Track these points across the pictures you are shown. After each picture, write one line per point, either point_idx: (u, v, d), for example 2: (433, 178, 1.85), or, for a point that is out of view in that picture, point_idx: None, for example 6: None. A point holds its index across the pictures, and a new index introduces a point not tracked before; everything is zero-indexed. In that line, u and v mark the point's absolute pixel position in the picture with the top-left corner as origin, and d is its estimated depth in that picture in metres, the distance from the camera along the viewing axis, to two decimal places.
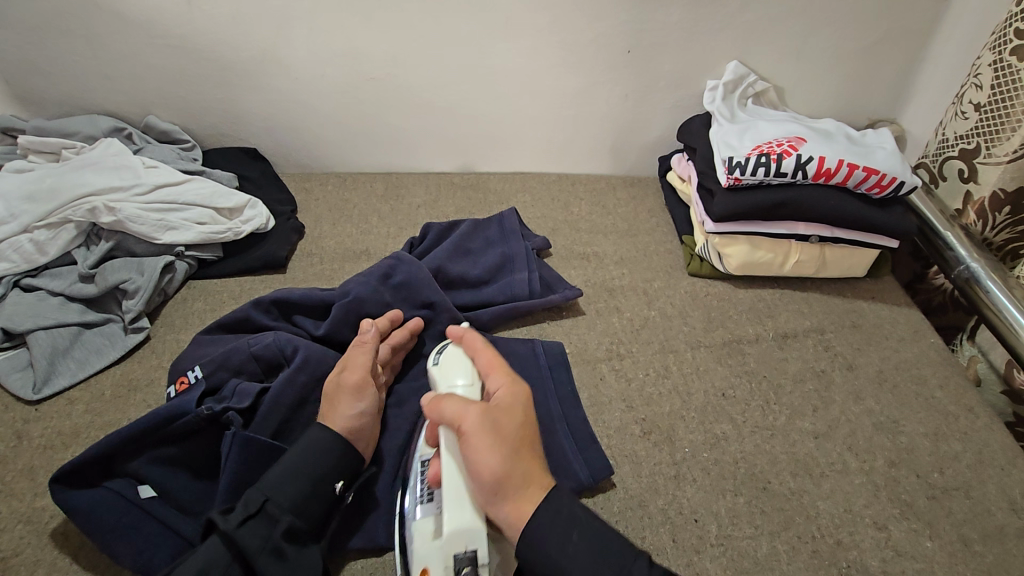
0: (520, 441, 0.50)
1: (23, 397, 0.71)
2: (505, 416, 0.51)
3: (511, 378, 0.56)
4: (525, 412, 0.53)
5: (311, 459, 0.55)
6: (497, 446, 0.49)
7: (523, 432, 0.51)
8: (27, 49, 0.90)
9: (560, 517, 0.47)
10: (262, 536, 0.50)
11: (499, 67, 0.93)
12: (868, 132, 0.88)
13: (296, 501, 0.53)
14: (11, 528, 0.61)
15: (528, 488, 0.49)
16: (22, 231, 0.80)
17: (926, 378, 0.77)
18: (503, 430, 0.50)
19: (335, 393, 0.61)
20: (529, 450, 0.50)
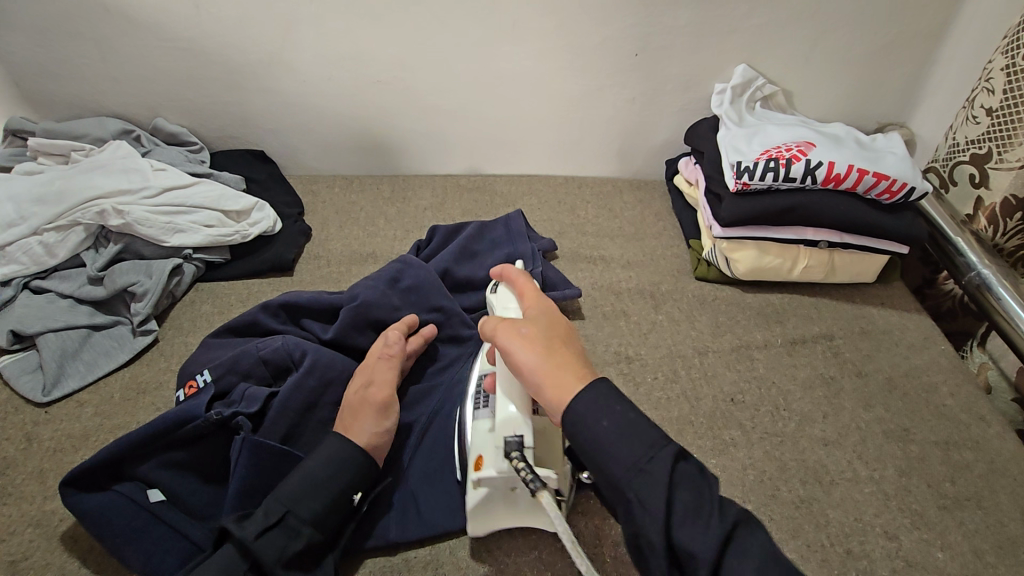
0: (552, 339, 0.52)
1: (32, 400, 0.72)
2: (538, 323, 0.54)
3: (543, 298, 0.59)
4: (558, 323, 0.55)
5: (332, 470, 0.55)
6: (532, 344, 0.52)
7: (558, 335, 0.53)
8: (37, 52, 0.91)
9: (598, 394, 0.47)
10: (281, 548, 0.51)
11: (506, 70, 0.93)
12: (878, 137, 0.88)
13: (316, 513, 0.53)
14: (21, 531, 0.61)
15: (569, 375, 0.50)
16: (31, 234, 0.80)
17: (937, 385, 0.77)
18: (537, 332, 0.53)
19: (358, 407, 0.61)
20: (566, 347, 0.52)
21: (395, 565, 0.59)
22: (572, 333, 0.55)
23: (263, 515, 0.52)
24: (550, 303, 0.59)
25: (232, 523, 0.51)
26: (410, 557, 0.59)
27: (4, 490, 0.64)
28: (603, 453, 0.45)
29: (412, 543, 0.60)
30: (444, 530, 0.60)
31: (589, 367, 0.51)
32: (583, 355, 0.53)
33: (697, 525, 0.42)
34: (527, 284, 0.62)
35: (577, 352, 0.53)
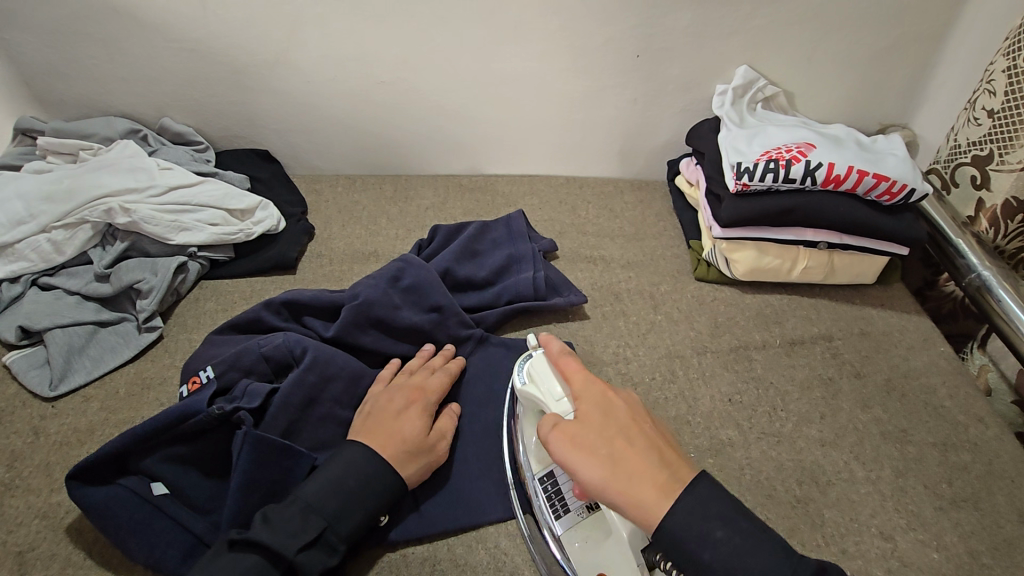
0: (612, 448, 0.51)
1: (40, 394, 0.73)
2: (596, 426, 0.52)
3: (596, 382, 0.56)
4: (619, 416, 0.53)
5: (372, 492, 0.56)
6: (597, 457, 0.50)
7: (621, 437, 0.51)
8: (46, 53, 0.92)
9: (710, 506, 0.46)
10: (323, 565, 0.53)
11: (509, 70, 0.94)
12: (879, 138, 0.88)
13: (354, 532, 0.55)
14: (28, 522, 0.62)
15: (641, 488, 0.48)
16: (40, 231, 0.81)
17: (936, 387, 0.77)
18: (598, 441, 0.51)
19: (422, 450, 0.61)
20: (630, 452, 0.50)
21: (393, 561, 0.59)
22: (639, 424, 0.53)
23: (302, 529, 0.53)
24: (604, 387, 0.56)
25: (269, 535, 0.51)
26: (407, 553, 0.60)
27: (11, 482, 0.65)
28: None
29: (410, 541, 0.61)
30: (443, 528, 0.61)
31: (666, 466, 0.49)
32: (658, 451, 0.51)
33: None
34: (573, 364, 0.59)
35: (648, 451, 0.50)
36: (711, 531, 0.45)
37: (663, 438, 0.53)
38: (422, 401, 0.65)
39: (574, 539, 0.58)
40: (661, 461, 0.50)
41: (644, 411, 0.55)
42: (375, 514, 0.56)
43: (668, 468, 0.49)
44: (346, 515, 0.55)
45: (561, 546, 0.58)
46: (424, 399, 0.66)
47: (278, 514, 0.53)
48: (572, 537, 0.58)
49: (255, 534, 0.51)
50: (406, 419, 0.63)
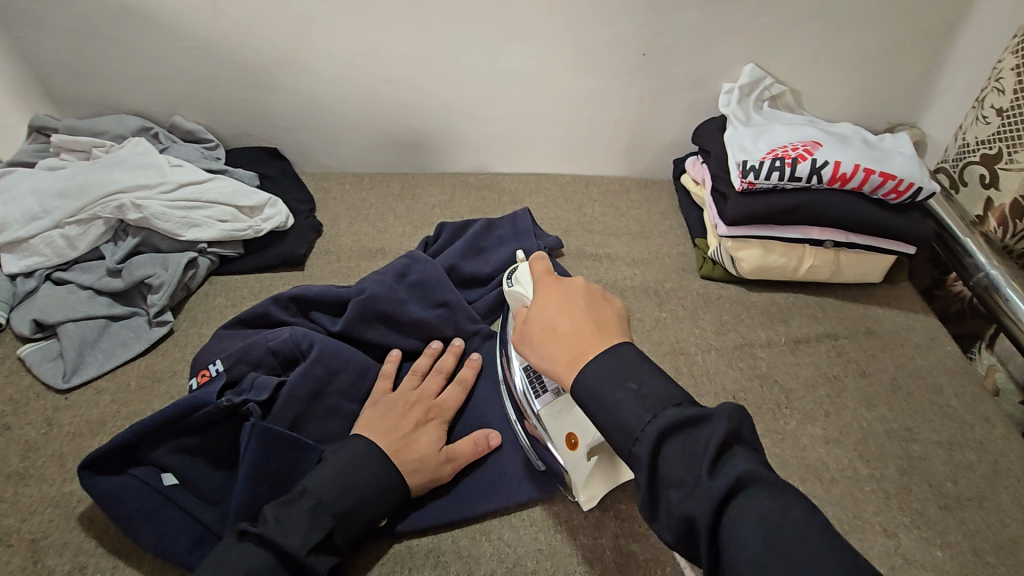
0: (542, 329, 0.53)
1: (54, 386, 0.74)
2: (529, 319, 0.55)
3: (544, 279, 0.58)
4: (551, 304, 0.54)
5: (380, 494, 0.57)
6: (530, 348, 0.53)
7: (546, 322, 0.53)
8: (60, 52, 0.94)
9: (618, 365, 0.46)
10: (327, 564, 0.53)
11: (515, 68, 0.94)
12: (886, 136, 0.87)
13: (359, 531, 0.55)
14: (42, 511, 0.64)
15: (556, 361, 0.50)
16: (54, 226, 0.83)
17: (942, 387, 0.76)
18: (530, 330, 0.54)
19: (438, 466, 0.62)
20: (556, 331, 0.51)
21: (399, 552, 0.60)
22: (569, 306, 0.53)
23: (306, 529, 0.52)
24: (550, 281, 0.57)
25: (279, 534, 0.51)
26: (412, 545, 0.61)
27: (25, 471, 0.67)
28: (619, 425, 0.44)
29: (415, 532, 0.61)
30: (448, 520, 0.61)
31: (583, 342, 0.49)
32: (579, 328, 0.50)
33: (692, 480, 0.40)
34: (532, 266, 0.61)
35: (569, 330, 0.51)
36: (613, 387, 0.45)
37: (604, 317, 0.52)
38: (439, 418, 0.66)
39: (551, 411, 0.63)
40: (581, 336, 0.50)
41: (589, 292, 0.54)
42: (379, 515, 0.56)
43: (589, 341, 0.49)
44: (356, 516, 0.55)
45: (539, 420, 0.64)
46: (442, 417, 0.66)
47: (286, 514, 0.53)
48: (549, 411, 0.63)
49: (264, 534, 0.51)
50: (422, 430, 0.63)
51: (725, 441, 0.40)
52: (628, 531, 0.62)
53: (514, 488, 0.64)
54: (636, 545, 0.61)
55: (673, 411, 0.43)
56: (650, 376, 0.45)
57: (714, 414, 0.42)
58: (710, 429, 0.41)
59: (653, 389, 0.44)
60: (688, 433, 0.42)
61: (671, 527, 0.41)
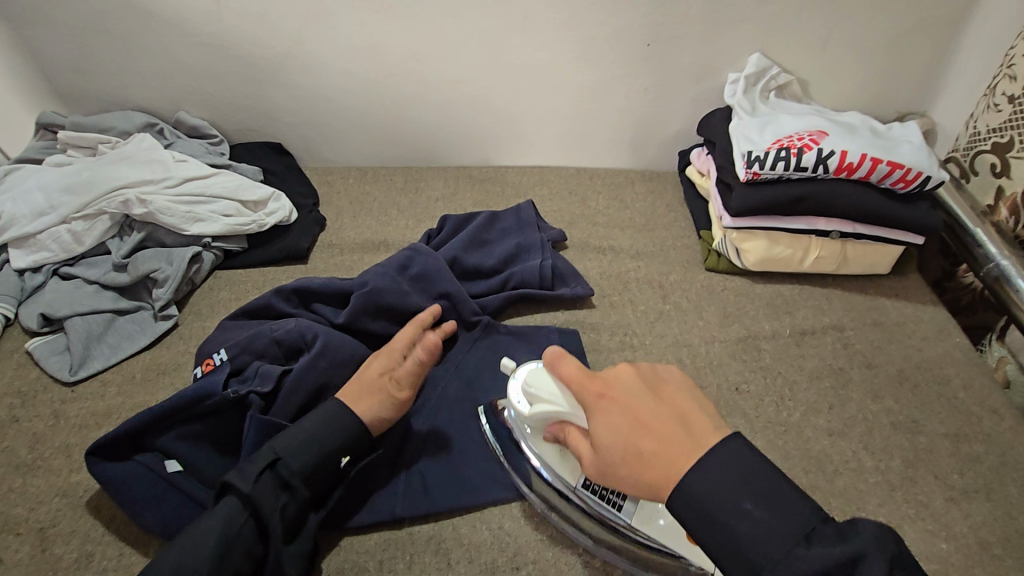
0: (621, 453, 0.49)
1: (60, 378, 0.75)
2: (599, 443, 0.50)
3: (583, 383, 0.53)
4: (617, 420, 0.50)
5: (326, 429, 0.59)
6: (617, 478, 0.49)
7: (627, 446, 0.49)
8: (66, 50, 0.94)
9: (734, 480, 0.44)
10: (279, 500, 0.55)
11: (521, 61, 0.94)
12: (894, 125, 0.86)
13: (305, 467, 0.56)
14: (48, 501, 0.64)
15: (652, 484, 0.47)
16: (60, 222, 0.84)
17: (950, 378, 0.75)
18: (606, 454, 0.50)
19: (383, 387, 0.64)
20: (638, 452, 0.48)
21: (400, 539, 0.60)
22: (639, 419, 0.49)
23: (254, 465, 0.56)
24: (593, 383, 0.53)
25: (232, 474, 0.55)
26: (413, 532, 0.61)
27: (33, 462, 0.68)
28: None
29: (415, 518, 0.61)
30: (447, 506, 0.61)
31: (680, 458, 0.46)
32: (668, 445, 0.47)
33: None
34: (560, 369, 0.55)
35: (654, 451, 0.47)
36: (738, 519, 0.43)
37: (673, 418, 0.49)
38: (385, 351, 0.68)
39: (643, 523, 0.57)
40: (669, 455, 0.46)
41: (644, 389, 0.51)
42: (330, 454, 0.58)
43: (679, 458, 0.46)
44: (297, 452, 0.57)
45: (640, 532, 0.57)
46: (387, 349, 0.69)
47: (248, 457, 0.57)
48: (644, 518, 0.57)
49: (223, 478, 0.55)
50: (369, 366, 0.66)
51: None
52: None
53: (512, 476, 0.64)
54: None
55: (816, 553, 0.40)
56: (769, 489, 0.43)
57: (864, 550, 0.39)
58: (864, 566, 0.39)
59: (777, 515, 0.42)
60: None
61: None
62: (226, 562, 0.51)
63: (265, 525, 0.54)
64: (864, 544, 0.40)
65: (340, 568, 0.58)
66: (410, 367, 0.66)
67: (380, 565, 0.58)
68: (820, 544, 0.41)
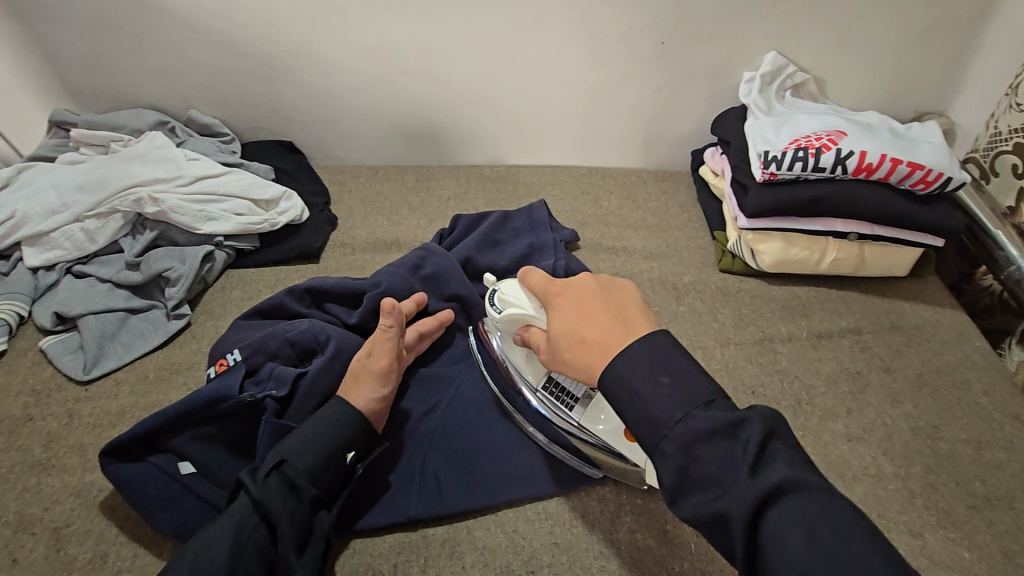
0: (564, 338, 0.51)
1: (74, 377, 0.75)
2: (551, 333, 0.52)
3: (545, 283, 0.56)
4: (566, 312, 0.52)
5: (331, 425, 0.59)
6: (561, 363, 0.51)
7: (572, 334, 0.50)
8: (78, 48, 0.94)
9: (647, 355, 0.45)
10: (286, 500, 0.54)
11: (533, 58, 0.93)
12: (914, 124, 0.84)
13: (311, 466, 0.56)
14: (63, 500, 0.64)
15: (584, 362, 0.48)
16: (74, 220, 0.84)
17: (970, 383, 0.74)
18: (553, 340, 0.52)
19: (363, 372, 0.64)
20: (578, 335, 0.49)
21: (414, 543, 0.60)
22: (585, 310, 0.50)
23: (263, 467, 0.56)
24: (553, 283, 0.55)
25: (243, 475, 0.56)
26: (428, 535, 0.60)
27: (47, 462, 0.68)
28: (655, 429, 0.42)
29: (430, 521, 0.61)
30: (462, 508, 0.61)
31: (609, 336, 0.47)
32: (603, 330, 0.48)
33: (729, 477, 0.39)
34: (529, 276, 0.58)
35: (592, 335, 0.48)
36: (641, 379, 0.44)
37: (619, 312, 0.50)
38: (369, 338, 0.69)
39: (591, 420, 0.62)
40: (602, 336, 0.48)
41: (596, 288, 0.53)
42: (336, 451, 0.58)
43: (612, 338, 0.47)
44: (302, 451, 0.57)
45: (587, 430, 0.62)
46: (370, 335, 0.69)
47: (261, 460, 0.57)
48: (592, 418, 0.62)
49: (237, 478, 0.55)
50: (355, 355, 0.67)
51: (764, 444, 0.40)
52: (645, 526, 0.61)
53: (528, 481, 0.64)
54: (653, 541, 0.60)
55: (707, 415, 0.41)
56: (677, 362, 0.44)
57: (750, 417, 0.41)
58: (746, 431, 0.40)
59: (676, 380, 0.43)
60: (724, 441, 0.40)
61: (696, 519, 0.40)
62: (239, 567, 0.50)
63: (275, 526, 0.53)
64: (750, 412, 0.41)
65: (354, 571, 0.58)
66: (380, 337, 0.65)
67: (395, 569, 0.58)
68: (713, 410, 0.42)
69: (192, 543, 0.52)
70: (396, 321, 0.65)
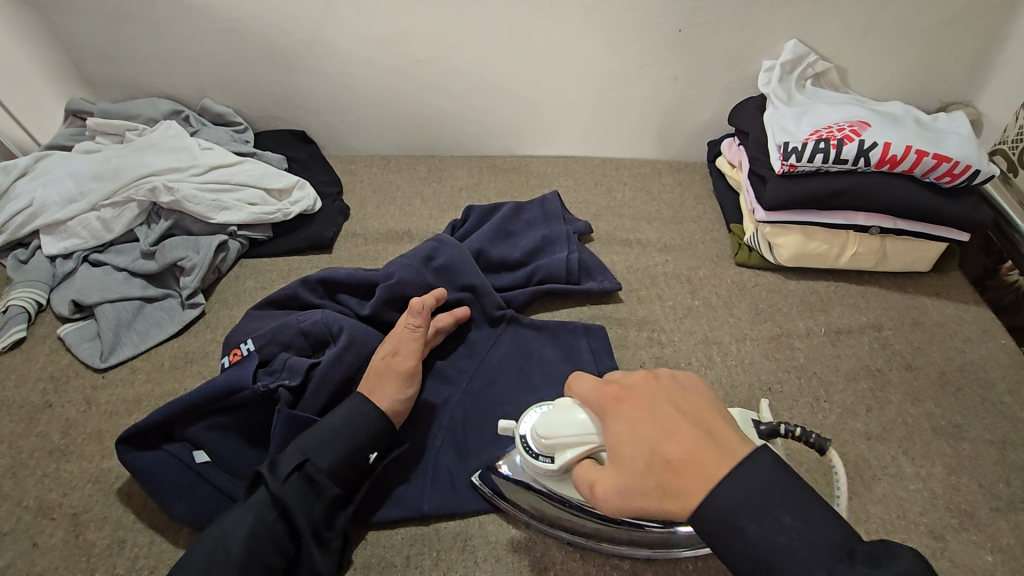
0: (645, 465, 0.43)
1: (91, 364, 0.76)
2: (620, 453, 0.45)
3: (600, 390, 0.49)
4: (637, 429, 0.45)
5: (352, 426, 0.58)
6: (641, 496, 0.43)
7: (652, 453, 0.43)
8: (93, 37, 0.95)
9: (761, 488, 0.40)
10: (306, 498, 0.54)
11: (547, 47, 0.91)
12: (941, 115, 0.82)
13: (333, 465, 0.56)
14: (82, 486, 0.65)
15: (679, 494, 0.41)
16: (90, 209, 0.85)
17: (995, 382, 0.72)
18: (627, 466, 0.44)
19: (387, 370, 0.62)
20: (663, 460, 0.42)
21: (427, 534, 0.60)
22: (661, 424, 0.44)
23: (283, 463, 0.55)
24: (610, 388, 0.49)
25: (263, 468, 0.55)
26: (440, 528, 0.61)
27: (66, 448, 0.69)
28: (754, 556, 0.39)
29: (443, 515, 0.61)
30: (474, 508, 0.61)
31: (709, 461, 0.41)
32: (697, 450, 0.42)
33: None
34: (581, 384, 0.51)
35: (684, 458, 0.42)
36: (765, 519, 0.39)
37: (700, 425, 0.44)
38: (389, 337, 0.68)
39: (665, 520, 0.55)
40: (701, 461, 0.41)
41: (661, 393, 0.47)
42: (357, 452, 0.57)
43: (711, 463, 0.41)
44: (325, 449, 0.56)
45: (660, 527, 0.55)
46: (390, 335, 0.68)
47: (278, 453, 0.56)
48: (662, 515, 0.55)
49: (256, 471, 0.55)
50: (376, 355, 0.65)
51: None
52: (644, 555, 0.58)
53: None
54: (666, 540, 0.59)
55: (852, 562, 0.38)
56: (800, 501, 0.40)
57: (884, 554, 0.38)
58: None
59: (795, 513, 0.39)
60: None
61: None
62: (253, 565, 0.50)
63: (294, 524, 0.53)
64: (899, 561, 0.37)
65: (367, 564, 0.58)
66: (407, 337, 0.65)
67: (407, 561, 0.58)
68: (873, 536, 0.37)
69: (210, 530, 0.52)
70: (423, 322, 0.66)
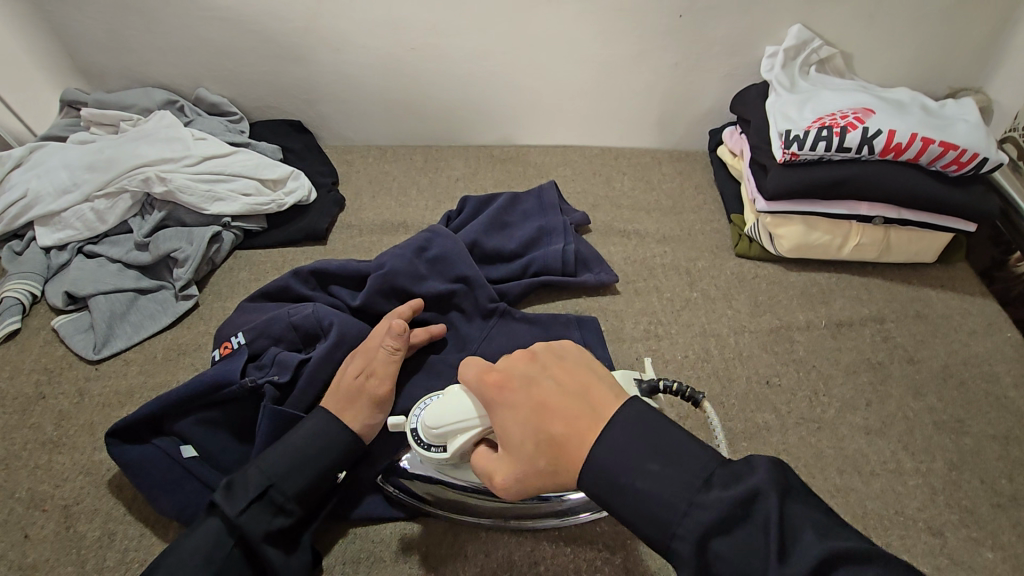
0: (530, 447, 0.45)
1: (84, 356, 0.76)
2: (509, 441, 0.46)
3: (480, 378, 0.49)
4: (520, 413, 0.46)
5: (321, 448, 0.56)
6: (531, 476, 0.45)
7: (534, 434, 0.45)
8: (86, 26, 0.94)
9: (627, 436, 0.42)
10: (269, 526, 0.52)
11: (545, 35, 0.89)
12: (948, 102, 0.79)
13: (300, 490, 0.54)
14: (73, 478, 0.65)
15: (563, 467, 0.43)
16: (84, 200, 0.85)
17: (999, 376, 0.71)
18: (516, 451, 0.46)
19: (360, 392, 0.60)
20: (544, 439, 0.44)
21: (417, 531, 0.60)
22: (540, 404, 0.45)
23: (243, 489, 0.52)
24: (490, 375, 0.49)
25: (219, 497, 0.52)
26: (431, 525, 0.60)
27: (59, 440, 0.69)
28: (630, 502, 0.40)
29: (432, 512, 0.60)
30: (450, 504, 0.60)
31: (583, 430, 0.43)
32: (572, 421, 0.44)
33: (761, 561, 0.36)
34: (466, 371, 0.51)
35: (561, 433, 0.44)
36: (636, 464, 0.41)
37: (576, 395, 0.45)
38: (359, 349, 0.65)
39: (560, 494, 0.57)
40: (575, 431, 0.43)
41: (538, 371, 0.48)
42: (326, 476, 0.56)
43: (585, 431, 0.43)
44: (292, 476, 0.54)
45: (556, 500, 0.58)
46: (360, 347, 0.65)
47: (236, 476, 0.53)
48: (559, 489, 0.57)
49: (212, 498, 0.52)
50: (346, 370, 0.63)
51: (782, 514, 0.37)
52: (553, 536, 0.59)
53: None
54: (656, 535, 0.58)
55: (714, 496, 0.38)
56: (665, 441, 0.41)
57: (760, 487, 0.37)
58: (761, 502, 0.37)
59: (679, 463, 0.40)
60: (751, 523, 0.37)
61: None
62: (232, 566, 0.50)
63: (257, 552, 0.52)
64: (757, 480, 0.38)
65: (356, 559, 0.58)
66: (384, 359, 0.63)
67: (396, 556, 0.58)
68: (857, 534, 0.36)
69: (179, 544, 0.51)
70: (403, 348, 0.65)
